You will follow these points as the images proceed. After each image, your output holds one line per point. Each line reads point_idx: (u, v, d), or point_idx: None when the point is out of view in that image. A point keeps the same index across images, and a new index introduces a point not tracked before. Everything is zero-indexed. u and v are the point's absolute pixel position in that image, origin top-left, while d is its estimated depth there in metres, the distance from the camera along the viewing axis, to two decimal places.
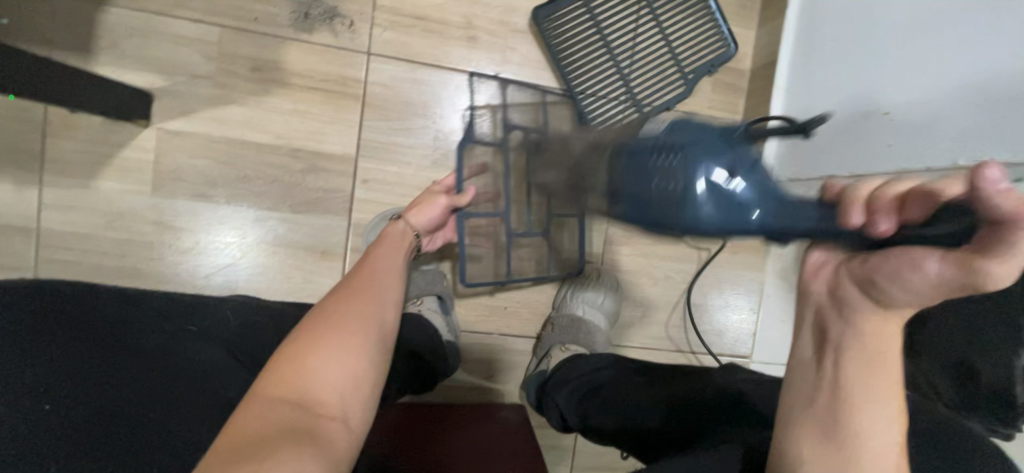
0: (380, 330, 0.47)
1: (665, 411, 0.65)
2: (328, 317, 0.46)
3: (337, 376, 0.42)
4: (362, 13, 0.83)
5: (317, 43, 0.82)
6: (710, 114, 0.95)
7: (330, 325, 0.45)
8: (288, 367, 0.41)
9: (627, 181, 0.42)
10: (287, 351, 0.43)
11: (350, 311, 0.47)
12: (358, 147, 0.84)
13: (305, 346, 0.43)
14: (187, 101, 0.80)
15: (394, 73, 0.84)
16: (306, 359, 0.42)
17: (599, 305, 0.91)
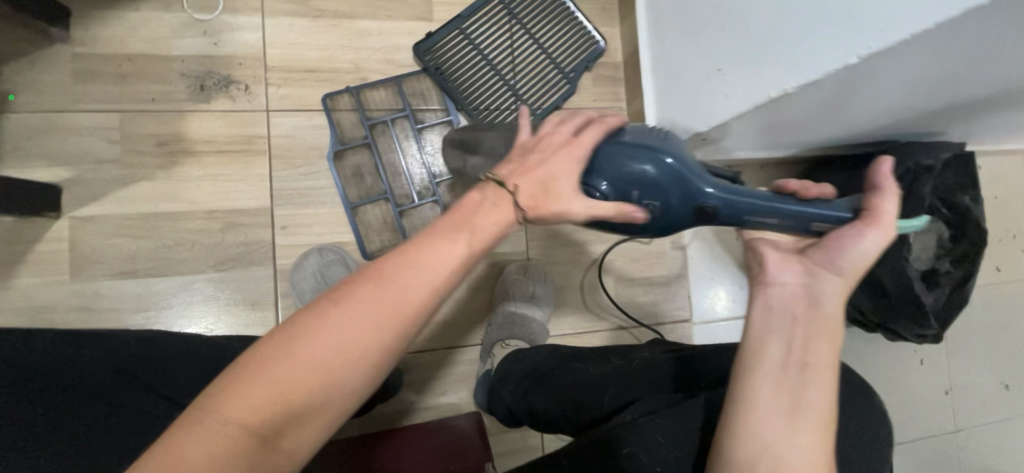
0: (359, 347, 0.36)
1: (609, 388, 0.69)
2: (326, 313, 0.36)
3: (324, 392, 0.35)
4: (255, 76, 0.89)
5: (217, 110, 0.88)
6: (597, 106, 1.04)
7: (345, 315, 0.36)
8: (271, 352, 0.35)
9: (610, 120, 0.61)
10: (254, 351, 0.36)
11: (371, 308, 0.37)
12: (272, 197, 0.89)
13: (298, 333, 0.36)
14: (96, 186, 0.83)
15: (295, 123, 0.90)
16: (270, 367, 0.35)
17: (531, 297, 0.96)
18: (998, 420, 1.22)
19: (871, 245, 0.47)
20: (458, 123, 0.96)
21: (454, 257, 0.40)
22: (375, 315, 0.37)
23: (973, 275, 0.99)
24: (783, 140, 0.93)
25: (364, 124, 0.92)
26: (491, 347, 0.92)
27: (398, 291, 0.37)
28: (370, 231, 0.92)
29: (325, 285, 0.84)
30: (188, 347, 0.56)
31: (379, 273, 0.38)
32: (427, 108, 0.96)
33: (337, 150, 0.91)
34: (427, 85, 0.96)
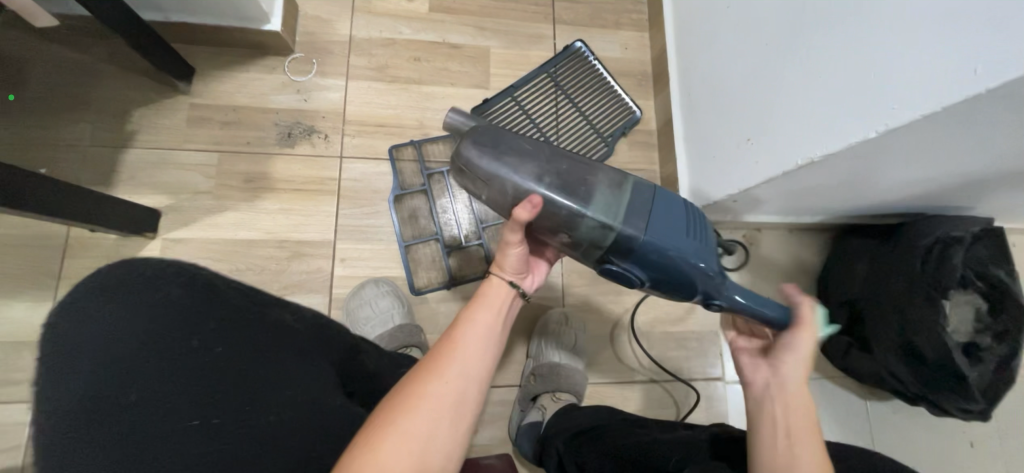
0: (461, 391, 0.51)
1: (671, 452, 0.65)
2: (428, 373, 0.52)
3: (441, 434, 0.48)
4: (334, 127, 1.03)
5: (299, 154, 1.01)
6: (632, 168, 1.13)
7: (450, 356, 0.53)
8: (407, 393, 0.50)
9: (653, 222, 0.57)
10: (377, 411, 0.49)
11: (458, 360, 0.53)
12: (335, 231, 0.99)
13: (420, 376, 0.51)
14: (189, 213, 0.95)
15: (363, 169, 1.02)
16: (396, 419, 0.48)
17: (573, 348, 0.98)
18: None
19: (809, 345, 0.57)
20: None
21: (499, 322, 0.58)
22: (466, 365, 0.53)
23: (1020, 352, 0.96)
24: (810, 206, 0.99)
25: (423, 173, 1.04)
26: (535, 396, 0.94)
27: (475, 347, 0.54)
28: (420, 268, 1.00)
29: (376, 314, 0.91)
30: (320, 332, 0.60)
31: (458, 337, 0.54)
32: None
33: (397, 193, 1.01)
34: None
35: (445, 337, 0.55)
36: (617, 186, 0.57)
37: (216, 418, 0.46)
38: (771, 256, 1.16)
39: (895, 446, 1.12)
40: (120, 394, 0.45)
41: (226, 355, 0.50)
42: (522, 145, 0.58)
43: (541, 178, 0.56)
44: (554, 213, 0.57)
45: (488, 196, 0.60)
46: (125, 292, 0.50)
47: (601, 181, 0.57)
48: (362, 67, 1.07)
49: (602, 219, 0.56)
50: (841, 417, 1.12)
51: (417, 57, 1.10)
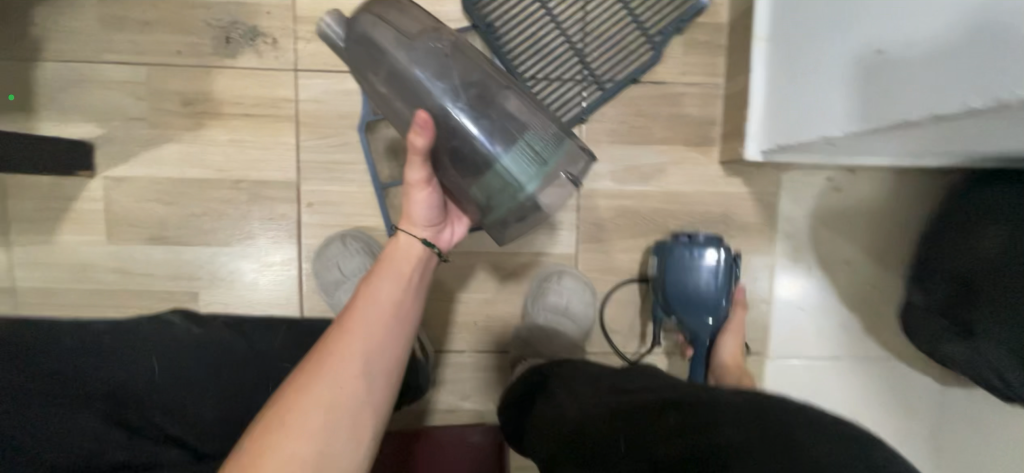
0: (359, 381, 0.45)
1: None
2: (317, 372, 0.44)
3: (339, 451, 0.42)
4: (283, 28, 0.78)
5: (243, 67, 0.79)
6: (685, 82, 0.83)
7: (339, 347, 0.45)
8: (292, 390, 0.43)
9: (716, 276, 0.75)
10: (254, 429, 0.41)
11: (352, 353, 0.45)
12: (298, 170, 0.81)
13: (310, 370, 0.44)
14: (127, 146, 0.79)
15: (325, 87, 0.79)
16: (277, 441, 0.40)
17: (563, 310, 0.81)
18: None
19: (727, 347, 0.77)
20: None
21: (411, 290, 0.52)
22: (364, 360, 0.45)
23: None
24: (924, 152, 0.71)
25: None
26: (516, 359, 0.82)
27: (375, 334, 0.47)
28: (400, 215, 0.82)
29: (348, 276, 0.78)
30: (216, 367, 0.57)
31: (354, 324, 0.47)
32: None
33: (369, 121, 0.79)
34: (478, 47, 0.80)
35: (336, 325, 0.47)
36: (554, 141, 0.56)
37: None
38: (861, 205, 0.88)
39: None
40: None
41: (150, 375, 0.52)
42: (445, 48, 0.54)
43: (459, 98, 0.53)
44: (457, 150, 0.55)
45: (399, 104, 0.55)
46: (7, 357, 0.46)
47: (534, 129, 0.56)
48: None
49: (512, 177, 0.55)
50: (910, 402, 0.93)
51: None
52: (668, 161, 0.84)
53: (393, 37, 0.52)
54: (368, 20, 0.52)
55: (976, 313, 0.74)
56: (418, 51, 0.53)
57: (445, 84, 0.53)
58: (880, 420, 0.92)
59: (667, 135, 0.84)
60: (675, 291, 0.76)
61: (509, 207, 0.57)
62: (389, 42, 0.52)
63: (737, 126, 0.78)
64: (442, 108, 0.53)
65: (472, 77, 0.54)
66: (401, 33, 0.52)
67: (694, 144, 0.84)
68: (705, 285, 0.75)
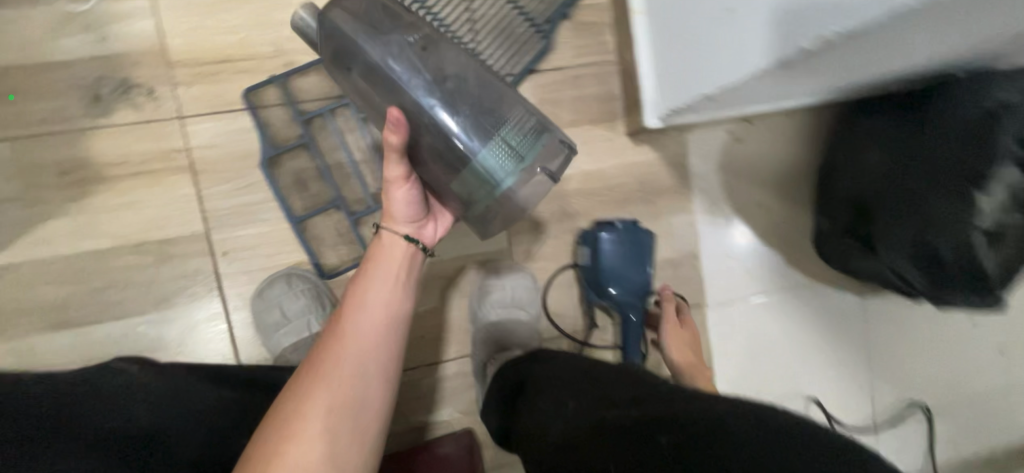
0: (362, 360, 0.52)
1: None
2: (323, 358, 0.51)
3: (347, 423, 0.48)
4: (158, 76, 0.74)
5: (121, 123, 0.73)
6: (581, 63, 0.85)
7: (342, 332, 0.54)
8: (305, 376, 0.50)
9: (632, 253, 0.83)
10: (275, 412, 0.47)
11: (355, 334, 0.53)
12: (205, 220, 0.77)
13: (318, 357, 0.52)
14: (4, 231, 0.72)
15: (216, 130, 0.75)
16: (293, 421, 0.46)
17: (511, 302, 0.83)
18: None
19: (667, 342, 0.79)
20: None
21: (401, 298, 0.59)
22: (364, 362, 0.52)
23: None
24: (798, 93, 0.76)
25: (298, 121, 0.77)
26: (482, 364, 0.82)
27: (372, 318, 0.55)
28: (325, 245, 0.80)
29: (289, 319, 0.74)
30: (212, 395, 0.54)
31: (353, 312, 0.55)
32: None
33: (273, 156, 0.77)
34: None
35: (335, 331, 0.54)
36: (532, 135, 0.55)
37: None
38: (764, 150, 0.93)
39: (894, 336, 1.04)
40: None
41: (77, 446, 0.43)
42: (419, 40, 0.54)
43: (435, 90, 0.54)
44: (434, 148, 0.55)
45: (375, 96, 0.56)
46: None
47: (513, 120, 0.55)
48: None
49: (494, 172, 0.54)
50: (839, 319, 1.01)
51: None
52: (580, 142, 0.86)
53: (365, 33, 0.53)
54: (339, 17, 0.53)
55: (878, 229, 0.80)
56: (392, 44, 0.53)
57: (417, 76, 0.53)
58: (816, 340, 1.01)
59: (574, 117, 0.86)
60: (598, 273, 0.83)
61: (484, 204, 0.56)
62: (360, 35, 0.53)
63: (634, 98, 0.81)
64: (417, 102, 0.54)
65: (451, 71, 0.55)
66: (370, 27, 0.53)
67: (601, 121, 0.86)
68: (624, 263, 0.82)
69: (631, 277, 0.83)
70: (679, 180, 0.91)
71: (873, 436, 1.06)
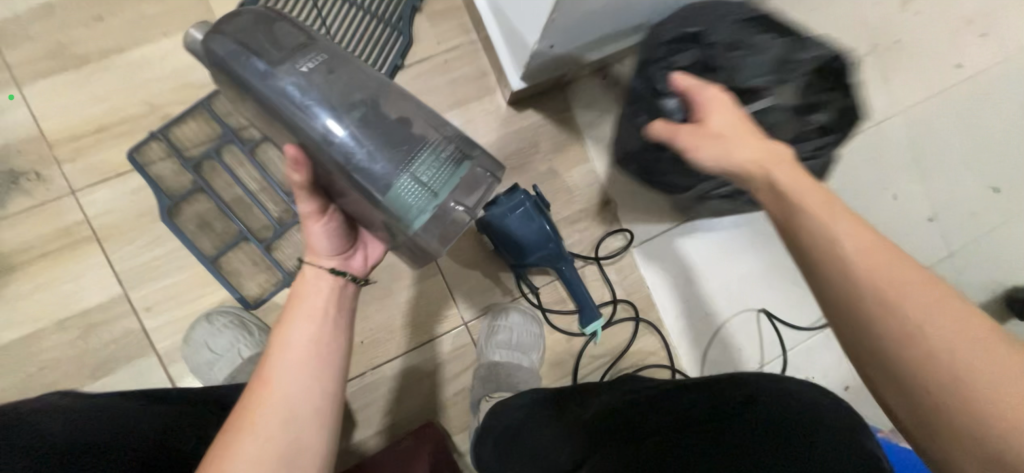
0: (290, 436, 0.43)
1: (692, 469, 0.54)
2: (240, 434, 0.43)
3: None
4: (42, 159, 0.77)
5: (16, 212, 0.76)
6: (445, 48, 0.89)
7: (256, 405, 0.44)
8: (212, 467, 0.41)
9: (535, 216, 0.83)
10: None
11: (272, 407, 0.44)
12: (120, 282, 0.79)
13: (231, 437, 0.43)
14: None
15: (111, 195, 0.78)
16: None
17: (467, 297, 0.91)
18: (992, 229, 1.13)
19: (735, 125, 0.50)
20: None
21: (325, 325, 0.51)
22: (296, 391, 0.45)
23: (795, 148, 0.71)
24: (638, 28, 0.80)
25: (187, 167, 0.80)
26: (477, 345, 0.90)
27: (296, 379, 0.46)
28: (244, 277, 0.82)
29: (218, 354, 0.77)
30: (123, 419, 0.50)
31: (272, 373, 0.46)
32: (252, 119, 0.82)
33: (170, 205, 0.79)
34: None
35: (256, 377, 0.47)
36: (449, 163, 0.49)
37: None
38: None
39: None
40: None
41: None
42: (312, 67, 0.50)
43: (341, 121, 0.49)
44: (342, 186, 0.52)
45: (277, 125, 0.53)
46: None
47: (431, 147, 0.50)
48: (31, 59, 0.77)
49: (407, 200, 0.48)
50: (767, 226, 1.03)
51: (98, 14, 0.78)
52: (465, 122, 0.90)
53: (254, 58, 0.49)
54: (217, 42, 0.51)
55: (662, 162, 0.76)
56: (279, 73, 0.49)
57: (305, 115, 0.49)
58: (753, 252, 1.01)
59: (452, 99, 0.90)
60: (514, 249, 0.84)
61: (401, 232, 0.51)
62: (249, 64, 0.50)
63: (499, 66, 0.85)
64: (315, 133, 0.49)
65: (354, 98, 0.50)
66: (264, 55, 0.49)
67: (479, 97, 0.90)
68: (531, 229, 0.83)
69: (545, 238, 0.84)
70: (571, 133, 0.95)
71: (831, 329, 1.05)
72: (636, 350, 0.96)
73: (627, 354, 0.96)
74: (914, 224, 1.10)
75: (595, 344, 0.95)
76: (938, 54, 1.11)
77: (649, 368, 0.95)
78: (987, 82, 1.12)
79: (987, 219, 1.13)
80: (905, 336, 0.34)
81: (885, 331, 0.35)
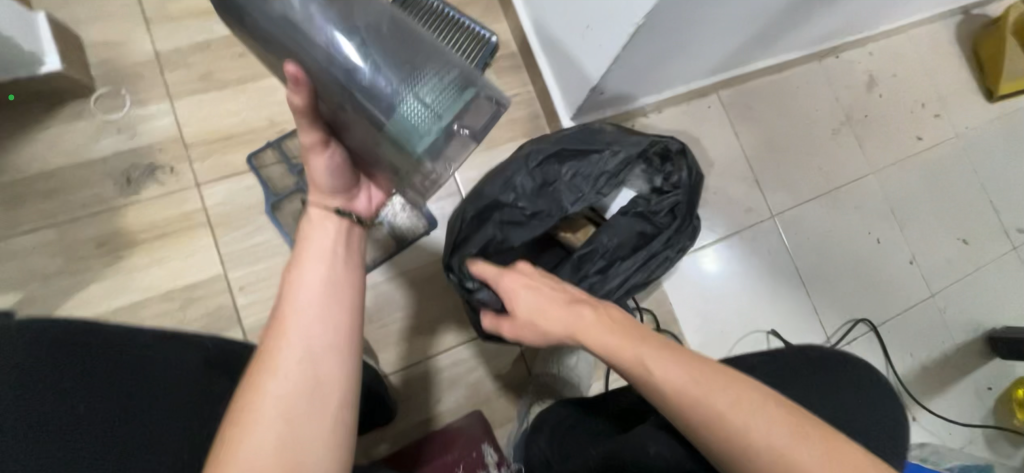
0: (309, 369, 0.45)
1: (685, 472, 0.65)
2: (262, 369, 0.44)
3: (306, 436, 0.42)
4: (176, 157, 0.93)
5: (148, 197, 0.91)
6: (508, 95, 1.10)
7: (275, 343, 0.46)
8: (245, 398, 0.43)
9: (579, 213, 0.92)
10: (222, 435, 0.42)
11: (290, 343, 0.45)
12: (222, 263, 0.91)
13: (255, 372, 0.44)
14: (50, 301, 0.85)
15: (227, 190, 0.94)
16: (241, 442, 0.41)
17: None
18: (966, 275, 1.29)
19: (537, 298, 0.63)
20: None
21: (344, 271, 0.51)
22: (310, 336, 0.46)
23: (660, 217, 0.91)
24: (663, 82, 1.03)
25: (293, 172, 0.96)
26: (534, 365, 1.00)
27: (312, 317, 0.47)
28: None
29: None
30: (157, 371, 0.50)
31: (288, 313, 0.47)
32: None
33: (274, 201, 0.94)
34: None
35: (273, 319, 0.47)
36: (455, 88, 0.46)
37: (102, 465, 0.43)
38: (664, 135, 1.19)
39: (819, 264, 1.22)
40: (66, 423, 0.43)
41: (121, 372, 0.47)
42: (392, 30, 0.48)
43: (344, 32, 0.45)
44: (341, 109, 0.49)
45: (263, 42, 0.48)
46: (24, 334, 0.45)
47: (431, 72, 0.46)
48: (184, 81, 0.96)
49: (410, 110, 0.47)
50: (771, 259, 1.20)
51: (241, 51, 0.99)
52: None
53: None
54: None
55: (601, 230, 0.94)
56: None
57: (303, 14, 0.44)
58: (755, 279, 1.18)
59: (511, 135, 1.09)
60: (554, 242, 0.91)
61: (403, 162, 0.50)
62: None
63: (553, 110, 1.05)
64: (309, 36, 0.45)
65: (363, 24, 0.46)
66: None
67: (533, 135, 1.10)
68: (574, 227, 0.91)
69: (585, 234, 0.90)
70: None
71: None
72: None
73: None
74: (899, 266, 1.26)
75: None
76: (904, 127, 1.35)
77: None
78: (945, 154, 1.35)
79: (961, 267, 1.29)
80: (718, 420, 0.48)
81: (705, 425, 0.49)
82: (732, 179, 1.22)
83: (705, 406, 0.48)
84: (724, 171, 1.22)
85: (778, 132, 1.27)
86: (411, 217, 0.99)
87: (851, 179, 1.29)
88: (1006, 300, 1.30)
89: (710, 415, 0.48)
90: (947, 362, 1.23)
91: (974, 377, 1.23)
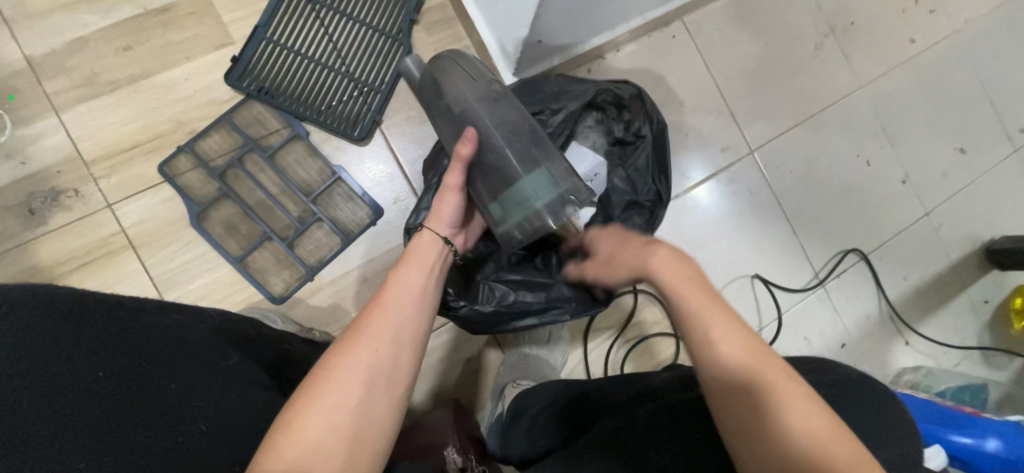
0: (389, 359, 0.49)
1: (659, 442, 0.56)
2: (351, 342, 0.50)
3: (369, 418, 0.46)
4: (80, 177, 0.84)
5: (58, 226, 0.83)
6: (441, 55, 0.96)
7: (365, 325, 0.51)
8: (333, 361, 0.48)
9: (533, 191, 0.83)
10: (302, 388, 0.47)
11: (381, 328, 0.51)
12: (156, 285, 0.85)
13: (345, 343, 0.50)
14: None
15: (145, 206, 0.85)
16: (312, 406, 0.45)
17: None
18: (962, 188, 1.20)
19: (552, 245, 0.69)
20: (299, 125, 0.90)
21: (428, 281, 0.58)
22: (394, 332, 0.51)
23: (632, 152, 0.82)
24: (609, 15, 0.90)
25: (213, 176, 0.87)
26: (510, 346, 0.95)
27: (403, 312, 0.53)
28: (268, 275, 0.88)
29: None
30: (175, 348, 0.47)
31: (387, 301, 0.53)
32: (269, 129, 0.90)
33: (198, 211, 0.86)
34: (258, 109, 0.89)
35: (372, 303, 0.54)
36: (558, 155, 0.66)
37: (108, 458, 0.38)
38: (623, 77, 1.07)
39: (804, 197, 1.14)
40: (64, 406, 0.38)
41: (134, 341, 0.44)
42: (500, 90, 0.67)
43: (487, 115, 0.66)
44: (482, 167, 0.65)
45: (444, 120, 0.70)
46: (21, 298, 0.40)
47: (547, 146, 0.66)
48: (67, 88, 0.84)
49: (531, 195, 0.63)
50: (751, 199, 1.11)
51: (127, 44, 0.86)
52: None
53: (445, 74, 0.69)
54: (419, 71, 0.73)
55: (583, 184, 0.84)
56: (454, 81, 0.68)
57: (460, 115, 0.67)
58: (737, 222, 1.10)
59: None
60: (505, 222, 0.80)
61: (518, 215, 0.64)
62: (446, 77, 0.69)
63: (493, 66, 0.93)
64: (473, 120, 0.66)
65: (509, 119, 0.66)
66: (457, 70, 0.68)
67: None
68: None
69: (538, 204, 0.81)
70: None
71: (822, 291, 1.11)
72: (640, 321, 1.00)
73: (629, 325, 0.99)
74: (890, 187, 1.18)
75: (602, 318, 0.99)
76: (895, 30, 1.20)
77: (654, 337, 0.99)
78: (940, 55, 1.22)
79: (957, 179, 1.20)
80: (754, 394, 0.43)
81: (745, 389, 0.44)
82: (705, 116, 1.11)
83: (751, 362, 0.45)
84: (695, 107, 1.10)
85: (754, 55, 1.14)
86: (351, 209, 0.91)
87: (837, 97, 1.17)
88: (1005, 208, 1.22)
89: (729, 371, 0.45)
90: (943, 282, 1.17)
91: (970, 293, 1.18)
